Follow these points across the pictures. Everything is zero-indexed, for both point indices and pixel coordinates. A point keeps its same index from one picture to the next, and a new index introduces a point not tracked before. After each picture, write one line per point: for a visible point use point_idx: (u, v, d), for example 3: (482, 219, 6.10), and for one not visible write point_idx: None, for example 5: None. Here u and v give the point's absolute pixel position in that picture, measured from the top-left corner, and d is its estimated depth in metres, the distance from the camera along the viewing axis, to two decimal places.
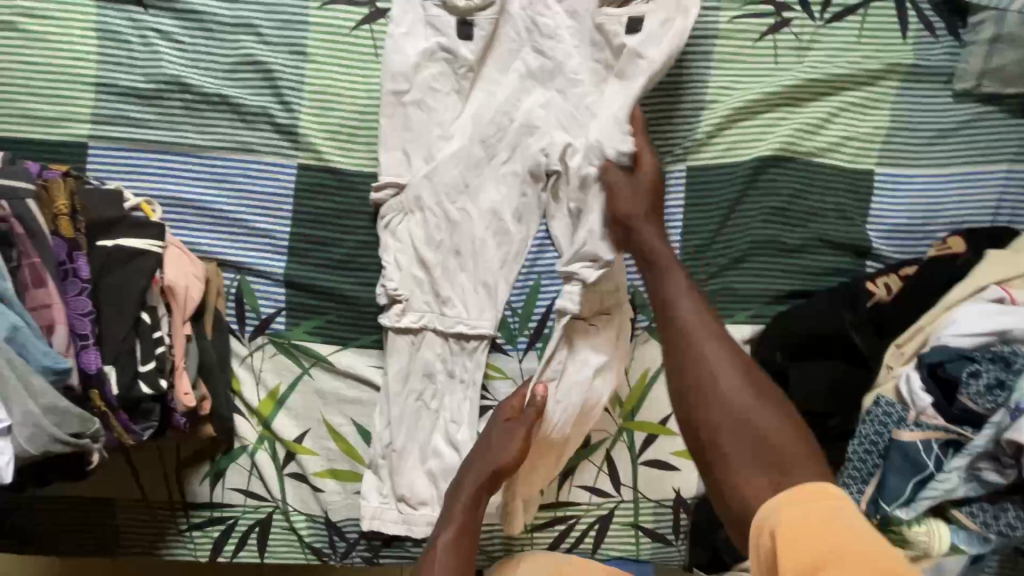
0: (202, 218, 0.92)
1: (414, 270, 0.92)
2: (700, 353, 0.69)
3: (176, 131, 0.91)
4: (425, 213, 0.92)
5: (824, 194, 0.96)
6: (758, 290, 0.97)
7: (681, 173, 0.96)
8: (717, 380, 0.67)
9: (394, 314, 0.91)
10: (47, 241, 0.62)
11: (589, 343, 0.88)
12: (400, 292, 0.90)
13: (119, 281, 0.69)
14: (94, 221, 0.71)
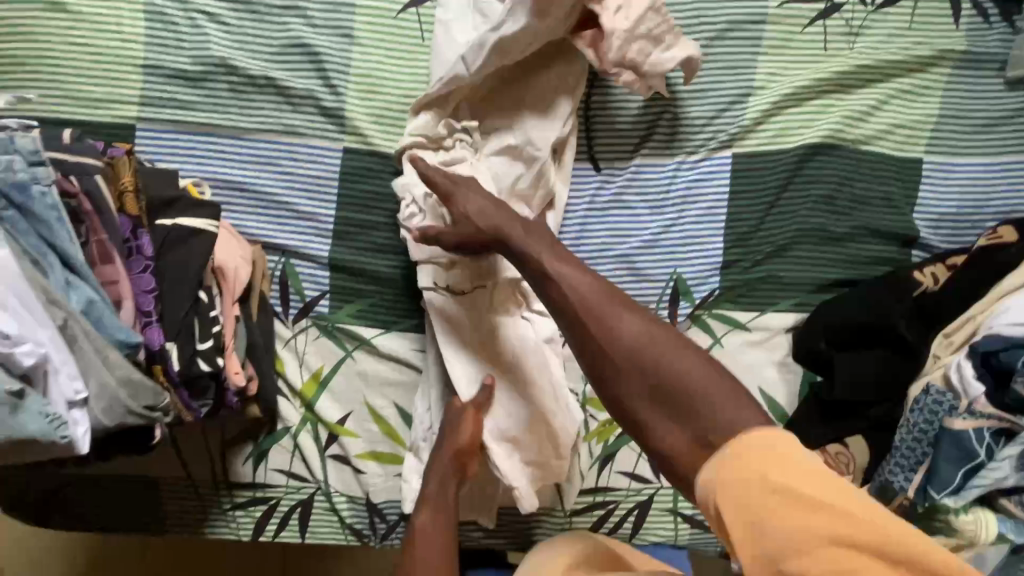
0: (248, 200, 0.93)
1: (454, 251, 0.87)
2: (614, 339, 0.60)
3: (222, 113, 0.91)
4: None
5: (872, 182, 0.95)
6: (802, 279, 0.96)
7: (726, 160, 0.95)
8: (636, 362, 0.58)
9: (438, 295, 0.89)
10: (114, 218, 0.62)
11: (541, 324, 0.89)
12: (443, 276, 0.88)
13: (180, 260, 0.70)
14: (153, 200, 0.71)
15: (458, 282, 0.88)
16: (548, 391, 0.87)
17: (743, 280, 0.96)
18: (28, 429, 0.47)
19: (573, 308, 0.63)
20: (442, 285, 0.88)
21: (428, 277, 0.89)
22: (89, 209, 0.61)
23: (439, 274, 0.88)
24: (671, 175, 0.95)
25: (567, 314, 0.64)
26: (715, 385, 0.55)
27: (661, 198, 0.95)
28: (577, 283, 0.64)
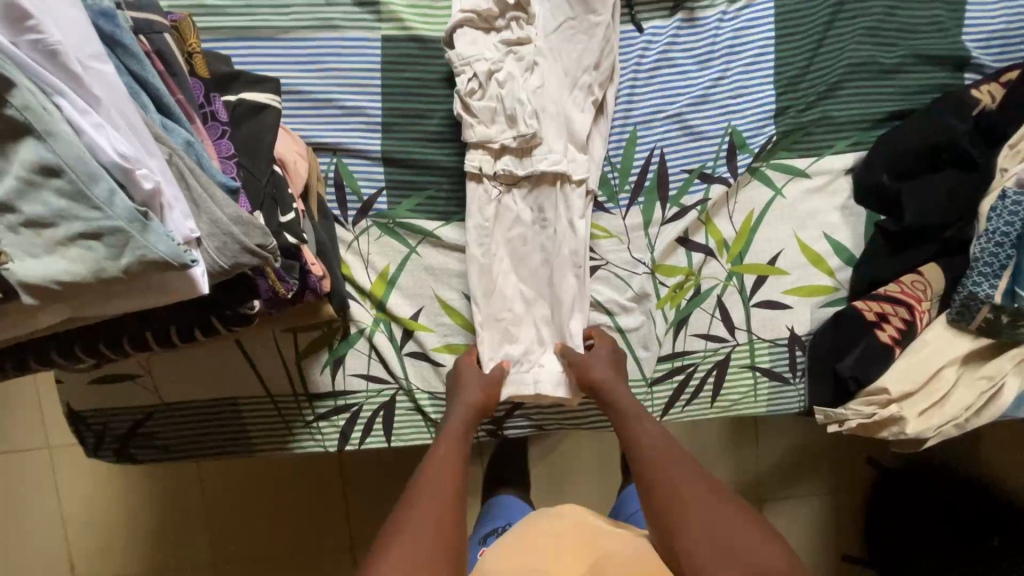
0: (292, 102, 0.91)
1: (505, 135, 0.85)
2: (671, 471, 0.72)
3: (254, 14, 0.89)
4: (531, 71, 0.85)
5: (917, 8, 0.94)
6: (857, 116, 0.95)
7: (768, 3, 0.93)
8: (685, 501, 0.69)
9: (483, 184, 0.89)
10: (187, 78, 0.61)
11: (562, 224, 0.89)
12: (500, 167, 0.87)
13: (250, 132, 0.69)
14: (220, 75, 0.71)
15: (508, 167, 0.87)
16: (571, 293, 0.90)
17: (798, 123, 0.95)
18: (159, 249, 0.45)
19: (645, 450, 0.76)
20: (489, 173, 0.87)
21: (480, 163, 0.87)
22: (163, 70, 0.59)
23: (493, 160, 0.87)
24: (715, 26, 0.94)
25: (637, 448, 0.77)
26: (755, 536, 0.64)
27: (707, 52, 0.94)
28: (649, 434, 0.78)
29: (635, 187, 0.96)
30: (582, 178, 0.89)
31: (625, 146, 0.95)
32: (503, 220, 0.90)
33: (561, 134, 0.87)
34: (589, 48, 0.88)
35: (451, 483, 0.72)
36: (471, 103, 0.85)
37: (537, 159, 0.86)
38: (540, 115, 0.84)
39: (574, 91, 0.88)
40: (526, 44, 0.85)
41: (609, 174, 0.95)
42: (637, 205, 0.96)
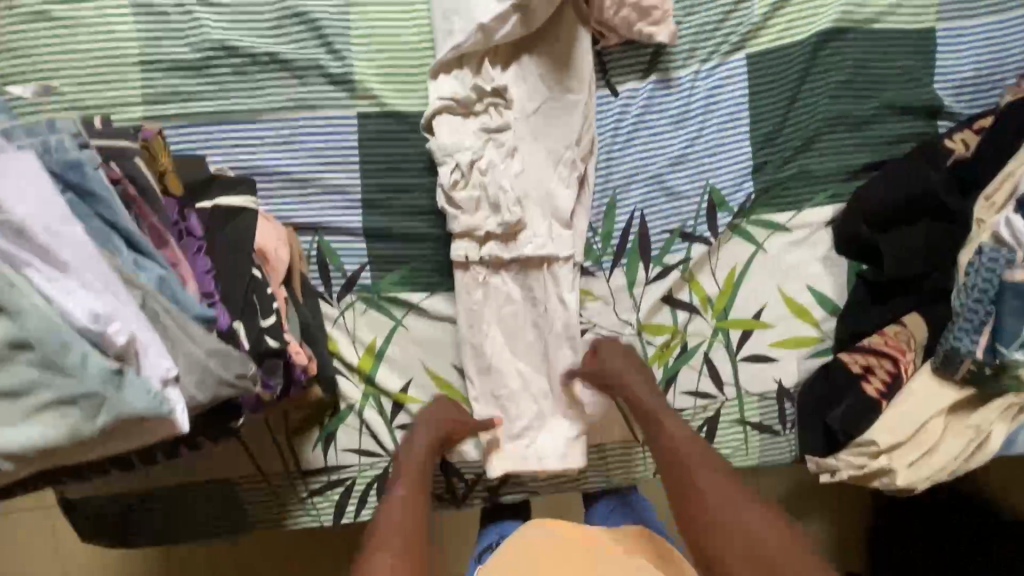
0: (272, 184, 0.91)
1: (489, 219, 0.87)
2: (698, 478, 0.71)
3: (229, 98, 0.89)
4: (513, 156, 0.87)
5: (888, 60, 0.94)
6: (835, 169, 0.96)
7: (741, 62, 0.93)
8: (709, 508, 0.67)
9: (469, 270, 0.89)
10: (160, 199, 0.61)
11: (558, 299, 0.90)
12: (484, 251, 0.88)
13: (227, 237, 0.68)
14: (191, 181, 0.70)
15: (494, 252, 0.88)
16: (567, 366, 0.91)
17: (777, 179, 0.95)
18: (134, 404, 0.45)
19: (671, 441, 0.77)
20: (475, 260, 0.88)
21: (466, 251, 0.88)
22: (135, 193, 0.59)
23: (479, 247, 0.88)
24: (690, 87, 0.94)
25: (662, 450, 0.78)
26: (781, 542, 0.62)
27: (683, 113, 0.94)
28: (676, 429, 0.79)
29: (618, 249, 0.96)
30: (568, 254, 0.90)
31: (606, 211, 0.96)
32: (493, 300, 0.91)
33: (546, 216, 0.89)
34: (571, 127, 0.89)
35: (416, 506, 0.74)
36: (453, 195, 0.86)
37: (522, 244, 0.88)
38: (524, 200, 0.87)
39: (558, 167, 0.90)
40: (506, 129, 0.87)
41: (592, 239, 0.96)
42: (621, 266, 0.97)
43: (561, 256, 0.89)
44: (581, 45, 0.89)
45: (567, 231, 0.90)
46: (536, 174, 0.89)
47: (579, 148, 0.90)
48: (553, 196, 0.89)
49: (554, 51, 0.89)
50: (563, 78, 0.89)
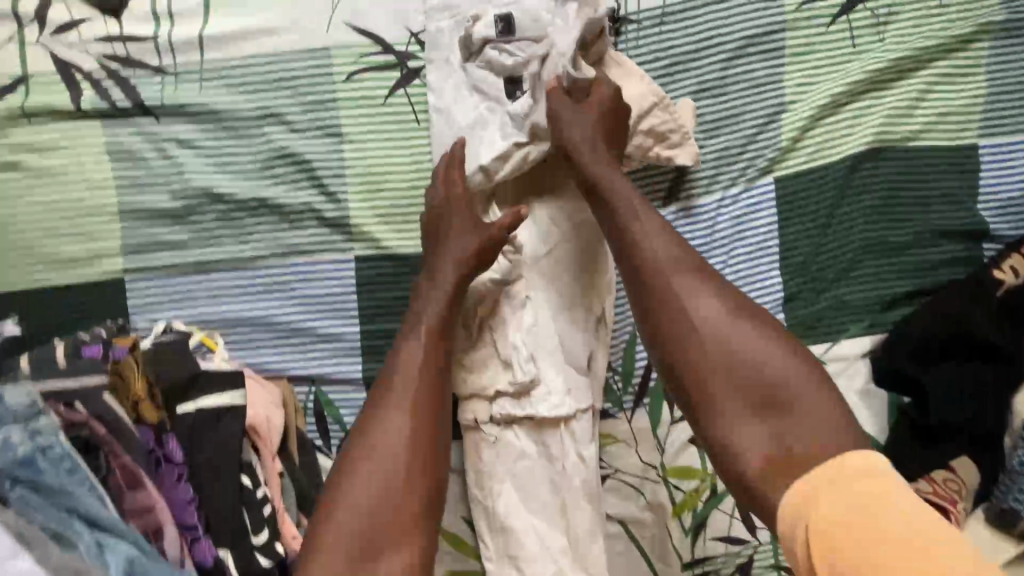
0: (264, 334, 0.84)
1: (502, 376, 0.81)
2: (706, 338, 0.67)
3: (215, 246, 0.82)
4: (524, 308, 0.81)
5: (927, 181, 0.87)
6: (872, 299, 0.89)
7: (768, 187, 0.86)
8: (719, 339, 0.66)
9: (480, 431, 0.83)
10: (133, 434, 0.61)
11: (575, 450, 0.83)
12: (496, 410, 0.82)
13: (211, 449, 0.64)
14: (170, 386, 0.64)
15: (505, 410, 0.81)
16: (586, 523, 0.83)
17: (810, 312, 0.88)
18: None
19: (686, 324, 0.68)
20: (485, 420, 0.82)
21: (475, 411, 0.82)
22: (103, 431, 0.60)
23: (488, 405, 0.82)
24: (712, 215, 0.87)
25: (645, 287, 0.71)
26: (804, 385, 0.64)
27: (706, 242, 0.87)
28: (702, 307, 0.69)
29: (640, 389, 0.90)
30: (586, 406, 0.82)
31: (625, 351, 0.90)
32: (505, 456, 0.83)
33: (562, 369, 0.81)
34: (585, 270, 0.83)
35: (403, 434, 0.69)
36: (461, 353, 0.82)
37: (537, 401, 0.80)
38: (537, 356, 0.81)
39: (572, 313, 0.83)
40: (517, 279, 0.82)
41: (612, 379, 0.90)
42: (643, 406, 0.90)
43: (579, 410, 0.82)
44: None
45: (584, 380, 0.82)
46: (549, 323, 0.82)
47: (594, 292, 0.83)
48: (568, 345, 0.82)
49: (565, 190, 0.84)
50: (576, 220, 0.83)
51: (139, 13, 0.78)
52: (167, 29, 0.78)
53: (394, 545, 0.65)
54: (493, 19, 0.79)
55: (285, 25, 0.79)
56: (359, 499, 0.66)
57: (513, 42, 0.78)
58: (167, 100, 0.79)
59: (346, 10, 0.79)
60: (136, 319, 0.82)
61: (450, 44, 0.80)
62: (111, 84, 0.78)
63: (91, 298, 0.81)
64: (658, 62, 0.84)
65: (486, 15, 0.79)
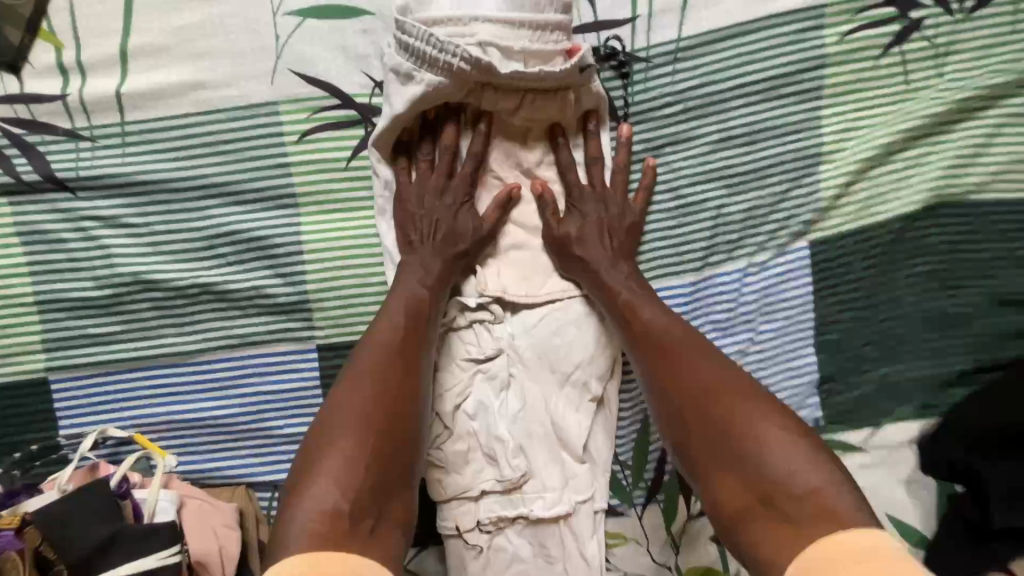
0: (213, 438, 0.71)
1: (483, 468, 0.69)
2: (679, 370, 0.63)
3: (153, 340, 0.69)
4: (507, 390, 0.70)
5: (993, 240, 0.74)
6: (923, 378, 0.76)
7: (804, 250, 0.73)
8: (686, 383, 0.62)
9: (465, 540, 0.69)
10: None
11: (581, 548, 0.69)
12: (480, 515, 0.68)
13: None
14: (78, 555, 0.54)
15: (494, 512, 0.69)
16: None
17: (851, 395, 0.76)
18: None
19: (652, 348, 0.65)
20: (470, 528, 0.68)
21: (457, 518, 0.69)
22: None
23: (474, 508, 0.68)
24: (738, 285, 0.73)
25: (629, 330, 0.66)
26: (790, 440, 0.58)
27: (730, 317, 0.74)
28: (661, 329, 0.65)
29: (652, 485, 0.77)
30: (588, 498, 0.70)
31: (636, 440, 0.77)
32: (494, 565, 0.69)
33: (556, 459, 0.70)
34: (577, 337, 0.71)
35: (318, 419, 0.59)
36: (433, 452, 0.68)
37: (529, 499, 0.69)
38: (524, 446, 0.69)
39: (565, 387, 0.70)
40: (497, 358, 0.70)
41: (619, 474, 0.77)
42: (656, 503, 0.77)
43: (580, 504, 0.69)
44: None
45: (588, 472, 0.70)
46: (537, 405, 0.70)
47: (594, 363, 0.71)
48: (563, 426, 0.70)
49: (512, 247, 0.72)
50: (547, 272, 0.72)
51: (43, 67, 0.65)
52: (79, 85, 0.65)
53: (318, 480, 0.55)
54: (446, 79, 0.62)
55: (220, 78, 0.66)
56: (330, 437, 0.57)
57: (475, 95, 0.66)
58: (84, 172, 0.66)
59: (295, 57, 0.66)
60: (61, 427, 0.70)
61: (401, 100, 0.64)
62: (16, 154, 0.65)
63: (8, 404, 0.69)
64: (673, 107, 0.70)
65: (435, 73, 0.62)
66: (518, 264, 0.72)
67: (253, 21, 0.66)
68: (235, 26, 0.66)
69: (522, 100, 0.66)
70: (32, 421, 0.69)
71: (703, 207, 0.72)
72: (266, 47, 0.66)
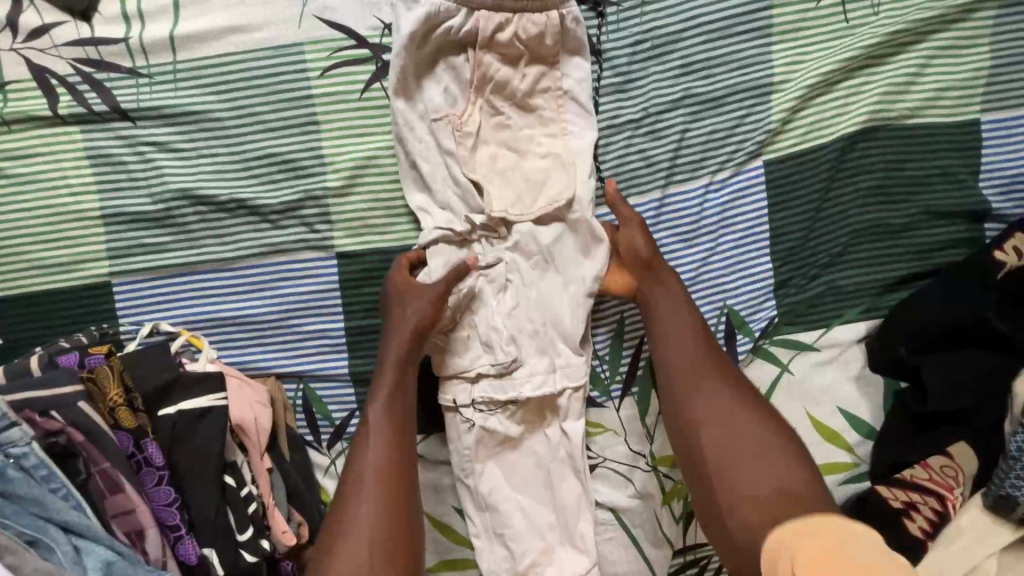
0: (248, 335, 0.83)
1: (481, 355, 0.80)
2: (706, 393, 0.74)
3: (198, 249, 0.82)
4: (505, 292, 0.81)
5: (926, 159, 0.84)
6: (867, 283, 0.86)
7: (757, 169, 0.84)
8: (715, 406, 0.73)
9: (462, 417, 0.81)
10: (111, 439, 0.68)
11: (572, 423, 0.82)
12: (478, 395, 0.80)
13: (192, 445, 0.71)
14: (149, 390, 0.71)
15: (487, 393, 0.80)
16: (573, 495, 0.82)
17: (802, 298, 0.86)
18: None
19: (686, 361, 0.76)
20: (466, 404, 0.80)
21: (455, 394, 0.81)
22: (81, 438, 0.66)
23: (471, 388, 0.80)
24: (700, 200, 0.84)
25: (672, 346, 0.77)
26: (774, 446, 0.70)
27: (693, 229, 0.84)
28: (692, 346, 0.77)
29: (628, 377, 0.87)
30: (578, 384, 0.81)
31: (613, 336, 0.87)
32: (486, 441, 0.81)
33: (545, 351, 0.81)
34: (566, 242, 0.82)
35: (379, 446, 0.72)
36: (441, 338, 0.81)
37: (520, 383, 0.79)
38: (518, 339, 0.80)
39: (558, 287, 0.81)
40: (496, 264, 0.81)
41: (598, 367, 0.87)
42: (631, 395, 0.87)
43: (569, 388, 0.80)
44: (573, 158, 0.81)
45: (572, 359, 0.81)
46: (530, 302, 0.81)
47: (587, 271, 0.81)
48: (557, 319, 0.81)
49: (508, 162, 0.81)
50: (538, 188, 0.81)
51: (111, 16, 0.78)
52: (138, 29, 0.78)
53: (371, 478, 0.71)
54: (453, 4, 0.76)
55: (254, 23, 0.78)
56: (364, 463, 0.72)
57: (471, 27, 0.77)
58: (142, 103, 0.79)
59: (319, 6, 0.79)
60: (122, 320, 0.82)
61: (412, 30, 0.76)
62: (86, 88, 0.78)
63: (76, 302, 0.82)
64: (641, 45, 0.81)
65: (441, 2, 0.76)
66: (512, 185, 0.81)
67: None
68: None
69: (510, 22, 0.77)
70: (98, 317, 0.82)
71: (668, 131, 0.83)
72: None
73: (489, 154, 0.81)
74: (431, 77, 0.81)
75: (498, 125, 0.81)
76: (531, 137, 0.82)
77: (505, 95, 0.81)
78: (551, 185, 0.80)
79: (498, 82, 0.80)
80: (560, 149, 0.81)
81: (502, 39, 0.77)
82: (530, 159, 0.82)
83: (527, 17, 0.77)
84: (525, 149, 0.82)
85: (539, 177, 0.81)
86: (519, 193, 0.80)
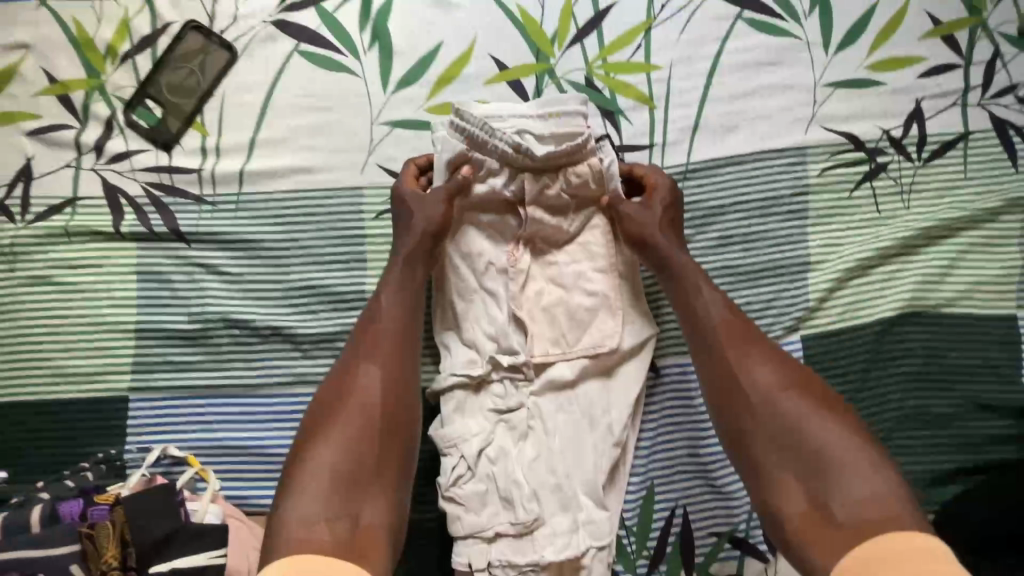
0: (255, 466, 0.79)
1: (497, 509, 0.75)
2: (749, 379, 0.71)
3: (224, 372, 0.80)
4: (526, 440, 0.77)
5: (967, 349, 0.83)
6: (915, 473, 0.81)
7: (797, 342, 0.83)
8: (764, 400, 0.69)
9: None
10: None
11: None
12: (494, 558, 0.73)
13: None
14: (144, 544, 0.66)
15: (506, 556, 0.73)
16: None
17: None
18: None
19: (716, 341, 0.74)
20: (482, 569, 0.73)
21: (470, 556, 0.74)
22: None
23: (487, 550, 0.74)
24: None
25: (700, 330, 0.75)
26: (837, 444, 0.65)
27: None
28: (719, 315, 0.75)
29: (655, 554, 0.79)
30: (603, 544, 0.75)
31: (642, 505, 0.81)
32: None
33: (568, 507, 0.75)
34: (586, 380, 0.80)
35: (353, 398, 0.70)
36: (455, 490, 0.75)
37: (542, 546, 0.73)
38: (540, 494, 0.75)
39: (586, 438, 0.78)
40: (517, 409, 0.78)
41: (624, 539, 0.80)
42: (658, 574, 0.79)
43: (594, 548, 0.74)
44: (620, 302, 0.82)
45: (600, 519, 0.75)
46: (554, 452, 0.76)
47: (621, 416, 0.79)
48: (581, 471, 0.76)
49: (551, 301, 0.81)
50: (575, 326, 0.80)
51: (190, 148, 0.84)
52: (212, 161, 0.84)
53: (335, 435, 0.68)
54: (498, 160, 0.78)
55: (321, 164, 0.84)
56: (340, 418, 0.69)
57: (516, 185, 0.79)
58: (201, 228, 0.82)
59: (383, 155, 0.84)
60: (129, 442, 0.79)
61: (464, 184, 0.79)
62: (152, 210, 0.82)
63: (85, 417, 0.79)
64: None
65: (487, 160, 0.78)
66: (553, 324, 0.80)
67: (353, 124, 0.85)
68: (340, 127, 0.85)
69: (555, 176, 0.78)
70: (104, 435, 0.79)
71: None
72: (360, 144, 0.84)
73: (535, 296, 0.81)
74: (483, 215, 0.81)
75: (543, 267, 0.82)
76: (577, 275, 0.82)
77: (554, 240, 0.82)
78: (596, 326, 0.80)
79: (545, 231, 0.81)
80: (607, 291, 0.81)
81: (549, 192, 0.79)
82: (574, 296, 0.81)
83: (569, 168, 0.79)
84: (570, 291, 0.81)
85: (580, 319, 0.80)
86: (562, 331, 0.80)
